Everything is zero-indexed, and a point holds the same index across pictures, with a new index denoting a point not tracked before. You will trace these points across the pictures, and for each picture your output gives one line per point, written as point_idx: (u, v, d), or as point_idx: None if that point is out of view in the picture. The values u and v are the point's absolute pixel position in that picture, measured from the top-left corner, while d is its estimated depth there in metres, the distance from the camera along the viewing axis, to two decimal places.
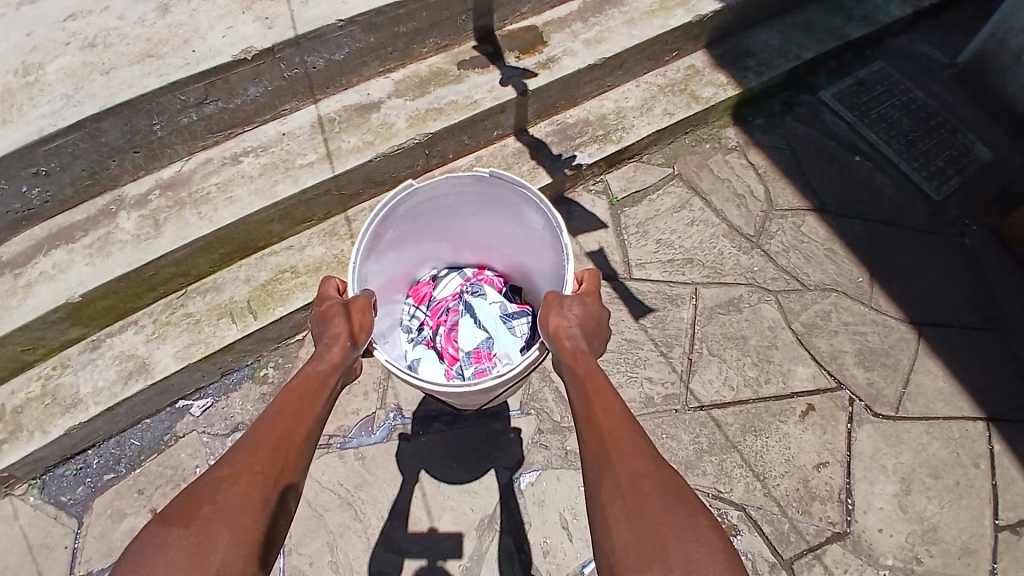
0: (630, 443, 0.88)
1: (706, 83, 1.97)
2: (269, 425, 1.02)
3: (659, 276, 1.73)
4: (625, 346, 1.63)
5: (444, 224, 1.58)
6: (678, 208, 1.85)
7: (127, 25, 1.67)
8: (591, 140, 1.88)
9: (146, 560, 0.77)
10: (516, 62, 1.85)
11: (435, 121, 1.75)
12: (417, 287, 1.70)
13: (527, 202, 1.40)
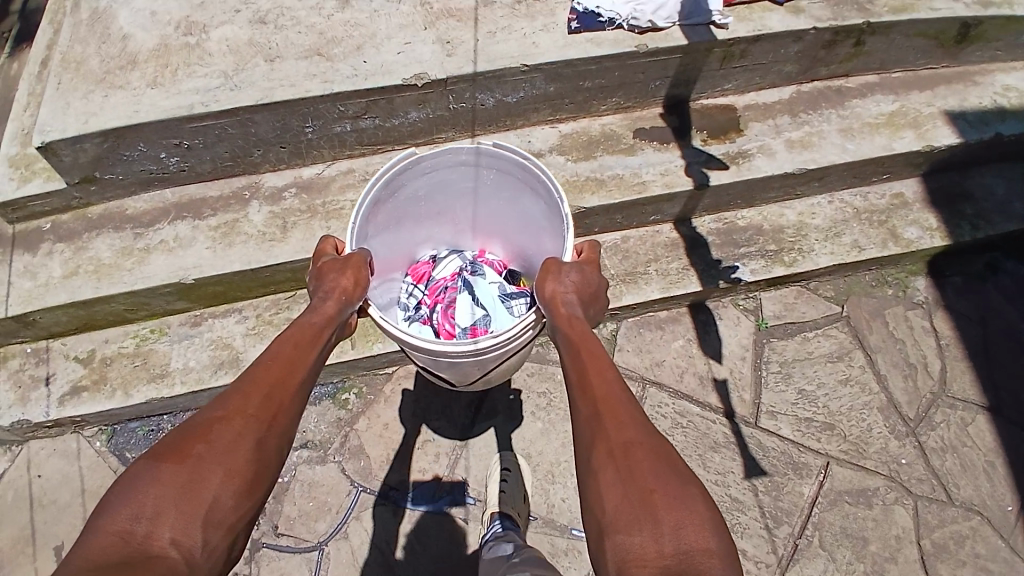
0: (623, 408, 0.96)
1: (911, 222, 1.75)
2: (266, 365, 0.98)
3: (789, 434, 1.60)
4: (727, 505, 1.53)
5: (450, 200, 1.60)
6: (834, 358, 1.68)
7: (304, 10, 1.57)
8: (758, 254, 1.69)
9: (136, 494, 0.76)
10: (701, 145, 1.66)
11: (592, 195, 1.59)
12: (415, 266, 1.71)
13: (531, 178, 1.42)
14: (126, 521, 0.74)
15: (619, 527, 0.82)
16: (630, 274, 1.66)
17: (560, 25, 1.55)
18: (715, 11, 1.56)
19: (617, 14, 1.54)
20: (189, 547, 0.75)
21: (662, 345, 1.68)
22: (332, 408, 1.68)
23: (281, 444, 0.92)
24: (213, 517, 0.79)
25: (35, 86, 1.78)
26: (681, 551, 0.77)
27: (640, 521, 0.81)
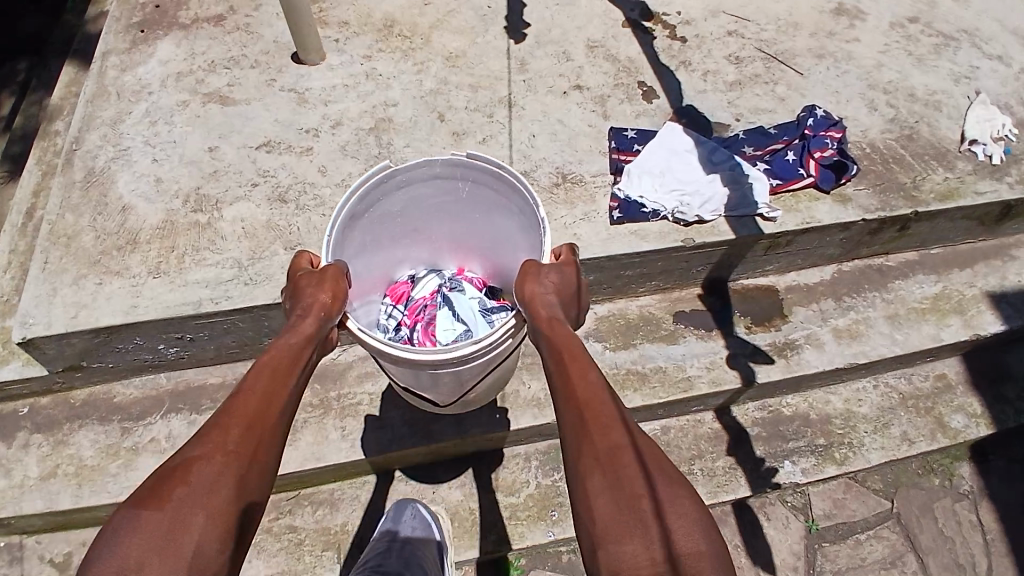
0: (606, 413, 0.92)
1: (956, 409, 1.72)
2: (244, 393, 0.91)
3: None
4: None
5: (427, 215, 1.54)
6: (887, 564, 1.57)
7: (327, 188, 1.49)
8: (808, 450, 1.64)
9: (118, 548, 0.73)
10: (744, 333, 1.60)
11: (634, 390, 1.51)
12: (393, 286, 1.64)
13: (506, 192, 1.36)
14: (110, 574, 0.71)
15: (609, 537, 0.81)
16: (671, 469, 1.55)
17: (601, 214, 1.50)
18: (761, 203, 1.51)
19: (662, 206, 1.50)
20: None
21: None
22: None
23: (266, 478, 0.87)
24: (200, 562, 0.75)
25: (17, 241, 1.64)
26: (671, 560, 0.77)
27: (631, 531, 0.80)
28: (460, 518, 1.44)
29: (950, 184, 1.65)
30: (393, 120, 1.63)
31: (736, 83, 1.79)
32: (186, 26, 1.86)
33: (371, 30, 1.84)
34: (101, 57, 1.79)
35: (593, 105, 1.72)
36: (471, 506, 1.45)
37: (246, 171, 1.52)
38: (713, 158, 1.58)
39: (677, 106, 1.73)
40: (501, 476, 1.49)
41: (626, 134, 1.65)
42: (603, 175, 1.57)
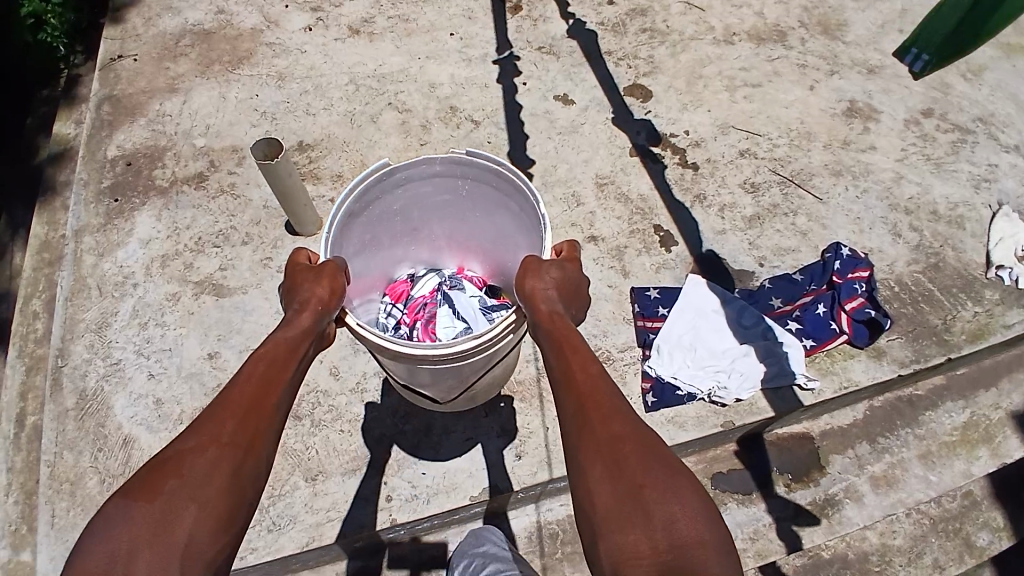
0: (608, 407, 1.01)
1: (986, 530, 1.60)
2: (238, 389, 0.96)
3: None
4: None
5: (425, 211, 1.64)
6: None
7: (339, 394, 1.46)
8: None
9: (108, 537, 0.75)
10: (786, 492, 1.50)
11: None
12: (392, 285, 1.76)
13: (502, 187, 1.48)
14: (99, 564, 0.73)
15: (614, 528, 0.87)
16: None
17: (635, 398, 1.43)
18: (798, 373, 1.45)
19: (697, 387, 1.43)
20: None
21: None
22: None
23: (258, 471, 0.90)
24: (188, 552, 0.77)
25: (11, 458, 1.49)
26: (673, 549, 0.82)
27: (636, 522, 0.86)
28: None
29: (981, 322, 1.60)
30: None
31: (754, 218, 1.72)
32: (164, 189, 1.73)
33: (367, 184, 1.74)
34: (76, 236, 1.66)
35: (609, 258, 1.64)
36: None
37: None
38: (742, 321, 1.52)
39: (697, 253, 1.65)
40: None
41: (649, 294, 1.57)
42: (631, 348, 1.50)
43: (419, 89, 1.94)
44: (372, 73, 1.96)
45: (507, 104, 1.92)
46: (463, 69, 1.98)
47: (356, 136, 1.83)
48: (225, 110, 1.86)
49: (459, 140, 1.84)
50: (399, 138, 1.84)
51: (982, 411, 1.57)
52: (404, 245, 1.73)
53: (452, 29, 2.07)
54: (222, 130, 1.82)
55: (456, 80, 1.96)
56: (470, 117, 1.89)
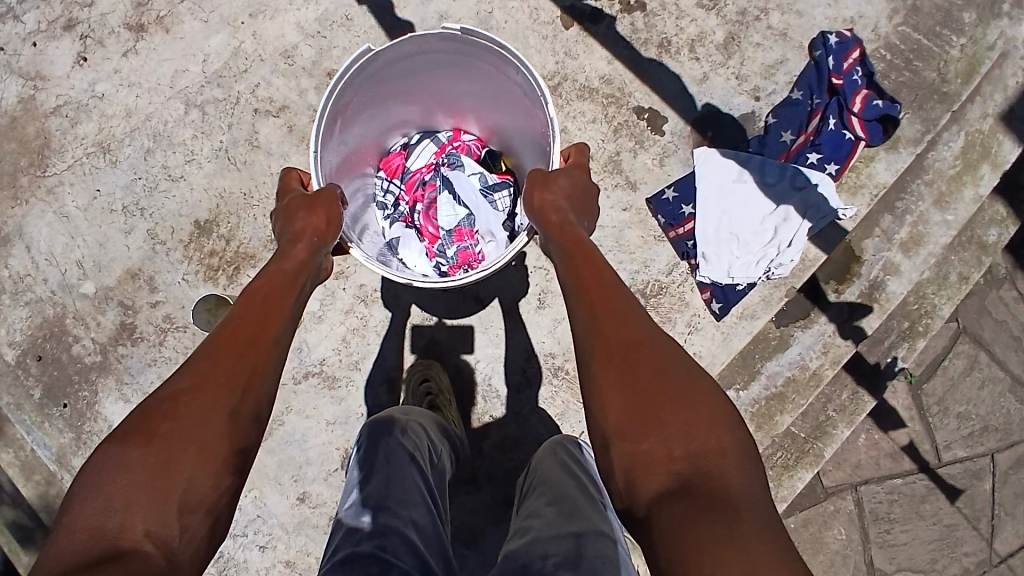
0: (621, 309, 0.95)
1: (990, 222, 1.81)
2: (233, 327, 0.91)
3: (965, 453, 1.98)
4: (946, 531, 1.98)
5: (405, 77, 1.35)
6: (969, 370, 1.97)
7: None
8: (899, 339, 1.80)
9: (102, 485, 0.74)
10: (836, 297, 1.65)
11: (783, 412, 1.64)
12: (387, 158, 1.52)
13: (499, 63, 1.25)
14: (96, 516, 0.72)
15: (628, 436, 0.84)
16: (822, 431, 1.79)
17: (702, 314, 1.44)
18: (838, 207, 1.41)
19: (755, 273, 1.42)
20: (168, 539, 0.73)
21: (852, 447, 1.98)
22: None
23: (259, 409, 0.87)
24: (188, 500, 0.76)
25: None
26: (691, 459, 0.80)
27: (659, 430, 0.82)
28: None
29: (973, 47, 1.52)
30: (436, 339, 1.47)
31: (729, 41, 1.47)
32: (103, 363, 1.47)
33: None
34: (62, 466, 1.47)
35: (608, 175, 1.46)
36: None
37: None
38: (766, 177, 1.44)
39: (692, 118, 1.46)
40: None
41: (667, 197, 1.45)
42: (677, 265, 1.44)
43: (279, 69, 1.50)
44: (211, 80, 1.50)
45: (392, 35, 1.51)
46: (309, 12, 1.51)
47: (254, 178, 1.48)
48: (84, 231, 1.50)
49: None
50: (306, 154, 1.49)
51: (974, 128, 1.58)
52: (390, 112, 1.44)
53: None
54: (101, 256, 1.49)
55: (313, 32, 1.50)
56: None
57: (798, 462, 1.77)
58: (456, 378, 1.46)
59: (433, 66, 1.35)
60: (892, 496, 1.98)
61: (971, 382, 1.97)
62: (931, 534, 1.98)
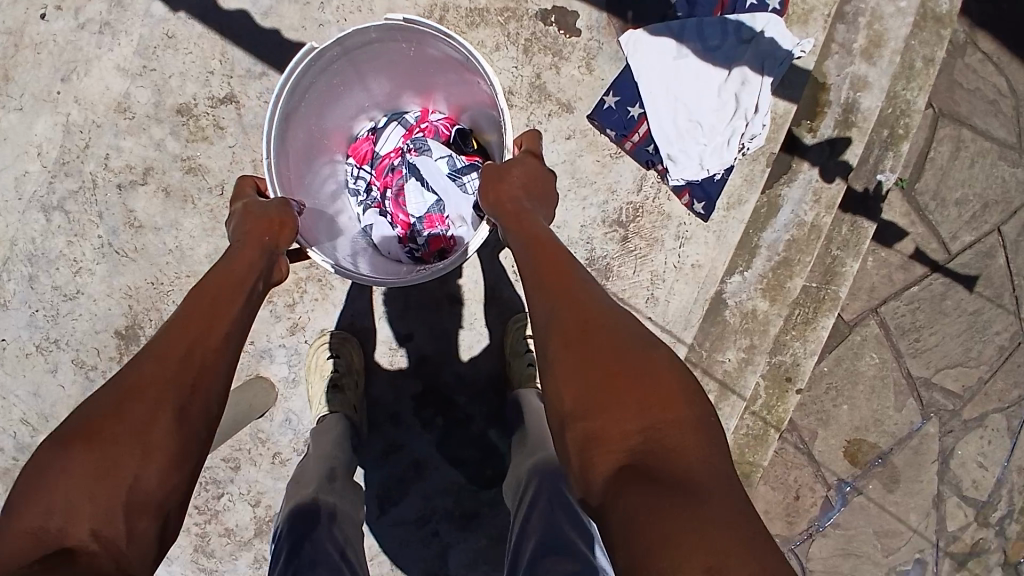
0: (579, 291, 0.84)
1: None
2: (177, 328, 0.78)
3: (971, 236, 1.91)
4: (974, 318, 1.94)
5: (360, 57, 1.13)
6: (956, 151, 1.89)
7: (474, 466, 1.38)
8: (885, 151, 1.67)
9: (43, 489, 0.65)
10: (813, 138, 1.50)
11: (793, 276, 1.53)
12: (355, 143, 1.29)
13: (437, 40, 1.06)
14: (37, 517, 0.64)
15: (581, 416, 0.74)
16: (831, 273, 1.71)
17: (686, 218, 1.30)
18: (792, 46, 1.23)
19: (729, 155, 1.26)
20: (114, 538, 0.65)
21: (863, 273, 1.92)
22: (810, 513, 1.96)
23: (212, 406, 0.76)
24: (134, 499, 0.67)
25: None
26: (646, 434, 0.70)
27: (613, 406, 0.73)
28: (743, 446, 1.68)
29: None
30: (424, 353, 1.37)
31: None
32: None
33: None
34: None
35: (538, 104, 1.25)
36: (742, 433, 1.68)
37: (412, 536, 1.38)
38: (709, 42, 1.25)
39: (604, 5, 1.25)
40: (773, 410, 1.69)
41: (608, 105, 1.25)
42: (645, 177, 1.28)
43: (122, 129, 1.30)
44: (56, 171, 1.31)
45: (232, 38, 1.29)
46: (124, 47, 1.30)
47: (154, 263, 1.32)
48: (11, 387, 1.35)
49: (246, 133, 1.30)
50: (196, 214, 1.31)
51: None
52: (348, 97, 1.21)
53: (36, 4, 1.30)
54: (42, 406, 1.35)
55: (138, 69, 1.30)
56: (223, 97, 1.29)
57: (817, 314, 1.71)
58: (460, 385, 1.37)
59: (379, 52, 1.14)
60: (914, 305, 1.93)
61: (962, 166, 1.89)
62: (960, 325, 1.94)
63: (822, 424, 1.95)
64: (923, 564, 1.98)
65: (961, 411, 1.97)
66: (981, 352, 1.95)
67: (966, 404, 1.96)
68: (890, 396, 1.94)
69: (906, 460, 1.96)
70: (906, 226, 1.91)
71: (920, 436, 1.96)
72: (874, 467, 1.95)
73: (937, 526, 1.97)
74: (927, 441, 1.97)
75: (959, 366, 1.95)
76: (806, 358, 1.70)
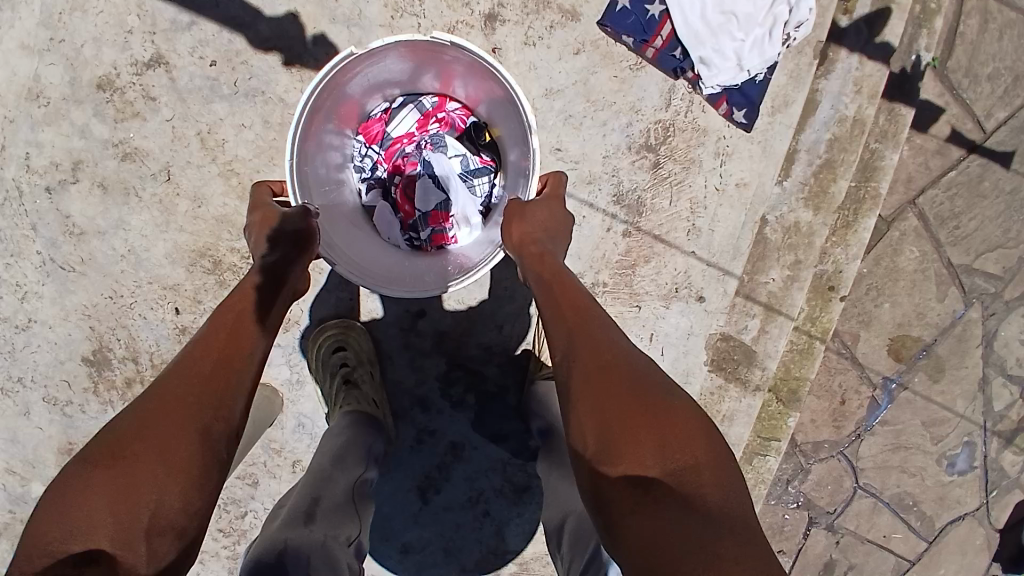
0: (597, 323, 0.75)
1: None
2: (203, 345, 0.71)
3: (1007, 111, 1.59)
4: (1014, 198, 1.62)
5: (389, 53, 0.93)
6: (985, 24, 1.57)
7: (517, 439, 1.22)
8: (915, 29, 1.41)
9: (59, 508, 0.57)
10: (849, 18, 1.19)
11: (837, 180, 1.21)
12: (367, 121, 1.08)
13: (492, 73, 0.92)
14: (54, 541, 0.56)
15: (604, 459, 0.63)
16: (869, 168, 1.36)
17: (727, 132, 1.13)
18: None
19: (773, 50, 1.11)
20: (135, 566, 0.56)
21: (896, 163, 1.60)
22: (854, 416, 1.68)
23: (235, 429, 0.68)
24: (157, 523, 0.58)
25: None
26: (666, 478, 0.59)
27: (632, 448, 0.62)
28: (786, 363, 1.45)
29: None
30: (442, 327, 1.18)
31: None
32: None
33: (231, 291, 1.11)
34: None
35: (536, 14, 1.09)
36: (788, 351, 1.45)
37: (464, 518, 1.23)
38: None
39: None
40: (818, 325, 1.45)
41: (622, 7, 1.09)
42: (673, 88, 1.12)
43: (38, 118, 1.08)
44: None
45: None
46: (24, 20, 1.06)
47: (109, 274, 1.11)
48: None
49: (182, 99, 1.07)
50: (143, 209, 1.10)
51: None
52: (368, 86, 1.00)
53: None
54: (21, 454, 1.16)
55: (44, 44, 1.06)
56: (148, 59, 1.07)
57: (857, 215, 1.42)
58: (488, 357, 1.20)
59: (419, 53, 0.95)
60: (952, 191, 1.62)
61: (991, 40, 1.57)
62: (999, 208, 1.62)
63: (862, 326, 1.64)
64: (972, 448, 1.71)
65: (1004, 293, 1.66)
66: (1023, 232, 1.63)
67: (1014, 285, 1.66)
68: (931, 287, 1.64)
69: (954, 350, 1.67)
70: (939, 108, 1.59)
71: (964, 324, 1.66)
72: (918, 361, 1.66)
73: (985, 408, 1.70)
74: (971, 331, 1.67)
75: (1000, 249, 1.64)
76: (848, 263, 1.40)
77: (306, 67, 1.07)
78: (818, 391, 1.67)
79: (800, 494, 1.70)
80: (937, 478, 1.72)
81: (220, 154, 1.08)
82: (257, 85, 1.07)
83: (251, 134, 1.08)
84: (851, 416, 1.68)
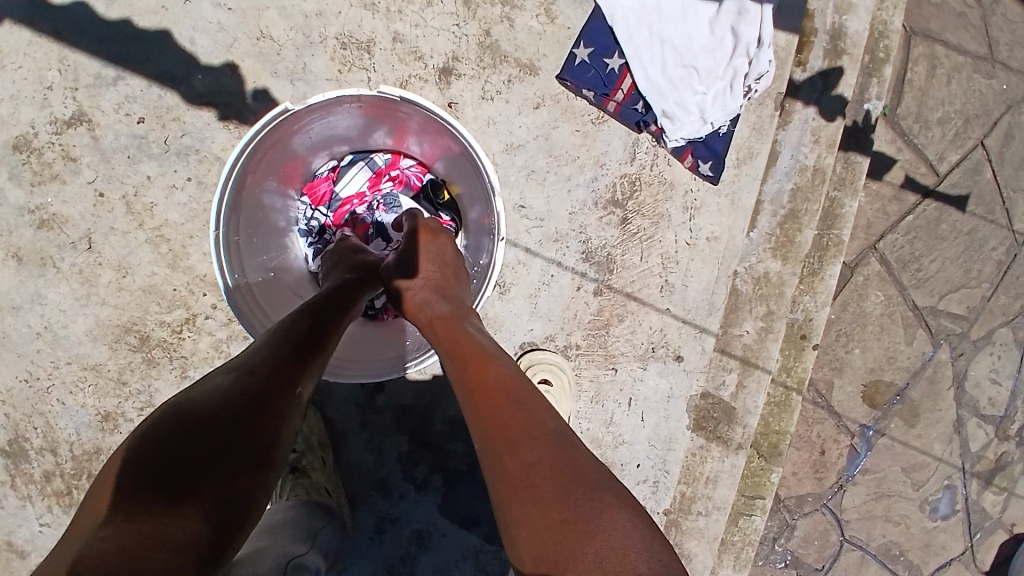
0: (514, 399, 0.66)
1: None
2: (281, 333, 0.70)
3: (958, 155, 1.62)
4: (972, 239, 1.63)
5: (334, 110, 0.88)
6: (931, 72, 1.60)
7: (484, 519, 1.11)
8: (866, 78, 1.43)
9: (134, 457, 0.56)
10: (805, 71, 1.18)
11: (803, 229, 1.18)
12: (314, 181, 1.01)
13: (446, 129, 0.87)
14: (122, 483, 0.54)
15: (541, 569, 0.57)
16: (830, 216, 1.32)
17: (693, 184, 1.10)
18: None
19: (734, 102, 1.09)
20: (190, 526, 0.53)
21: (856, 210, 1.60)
22: (836, 468, 1.61)
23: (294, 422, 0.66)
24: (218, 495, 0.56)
25: None
26: None
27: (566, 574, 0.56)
28: (762, 416, 1.38)
29: None
30: (401, 400, 1.08)
31: None
32: None
33: (161, 370, 1.00)
34: None
35: (491, 68, 1.05)
36: (764, 403, 1.38)
37: None
38: None
39: None
40: (793, 376, 1.40)
41: (581, 60, 1.06)
42: (635, 142, 1.08)
43: None
44: None
45: (70, 41, 0.98)
46: None
47: (18, 352, 0.99)
48: None
49: (107, 160, 0.99)
50: (61, 280, 0.99)
51: None
52: (315, 142, 0.95)
53: None
54: None
55: None
56: (70, 117, 0.99)
57: (823, 262, 1.40)
58: (450, 430, 1.10)
59: (367, 110, 0.90)
60: (912, 234, 1.62)
61: (939, 85, 1.60)
62: (958, 249, 1.63)
63: (835, 372, 1.60)
64: (952, 490, 1.65)
65: (972, 333, 1.65)
66: (983, 272, 1.64)
67: (981, 325, 1.65)
68: (899, 331, 1.61)
69: (929, 394, 1.63)
70: (893, 154, 1.60)
71: (936, 367, 1.63)
72: (893, 407, 1.62)
73: (962, 450, 1.65)
74: (942, 374, 1.64)
75: (963, 289, 1.63)
76: (818, 311, 1.33)
77: (245, 123, 1.01)
78: (798, 444, 1.60)
79: (786, 554, 1.61)
80: (921, 525, 1.65)
81: (149, 218, 0.99)
82: (191, 143, 1.00)
83: (184, 195, 1.00)
84: (833, 469, 1.61)
